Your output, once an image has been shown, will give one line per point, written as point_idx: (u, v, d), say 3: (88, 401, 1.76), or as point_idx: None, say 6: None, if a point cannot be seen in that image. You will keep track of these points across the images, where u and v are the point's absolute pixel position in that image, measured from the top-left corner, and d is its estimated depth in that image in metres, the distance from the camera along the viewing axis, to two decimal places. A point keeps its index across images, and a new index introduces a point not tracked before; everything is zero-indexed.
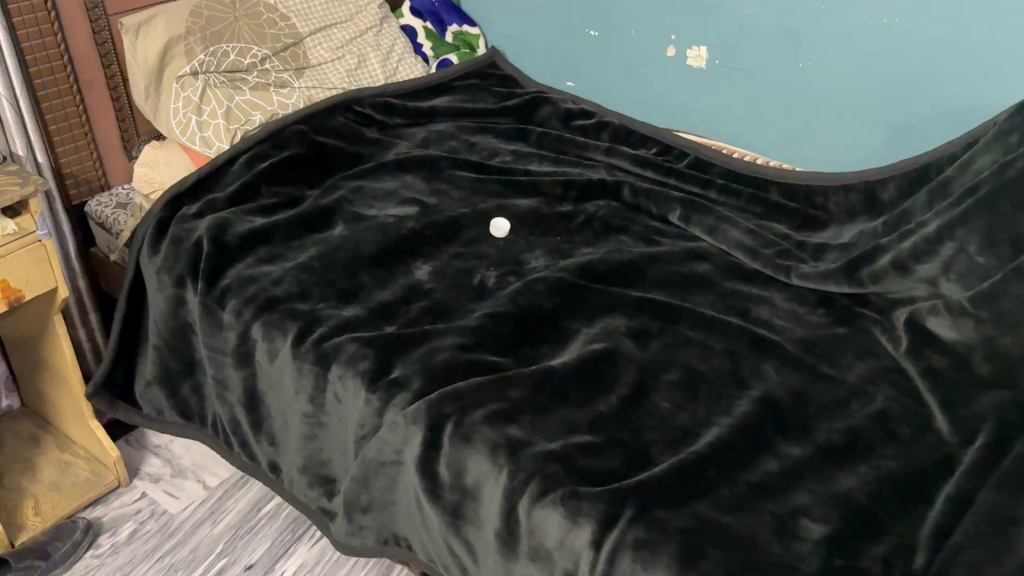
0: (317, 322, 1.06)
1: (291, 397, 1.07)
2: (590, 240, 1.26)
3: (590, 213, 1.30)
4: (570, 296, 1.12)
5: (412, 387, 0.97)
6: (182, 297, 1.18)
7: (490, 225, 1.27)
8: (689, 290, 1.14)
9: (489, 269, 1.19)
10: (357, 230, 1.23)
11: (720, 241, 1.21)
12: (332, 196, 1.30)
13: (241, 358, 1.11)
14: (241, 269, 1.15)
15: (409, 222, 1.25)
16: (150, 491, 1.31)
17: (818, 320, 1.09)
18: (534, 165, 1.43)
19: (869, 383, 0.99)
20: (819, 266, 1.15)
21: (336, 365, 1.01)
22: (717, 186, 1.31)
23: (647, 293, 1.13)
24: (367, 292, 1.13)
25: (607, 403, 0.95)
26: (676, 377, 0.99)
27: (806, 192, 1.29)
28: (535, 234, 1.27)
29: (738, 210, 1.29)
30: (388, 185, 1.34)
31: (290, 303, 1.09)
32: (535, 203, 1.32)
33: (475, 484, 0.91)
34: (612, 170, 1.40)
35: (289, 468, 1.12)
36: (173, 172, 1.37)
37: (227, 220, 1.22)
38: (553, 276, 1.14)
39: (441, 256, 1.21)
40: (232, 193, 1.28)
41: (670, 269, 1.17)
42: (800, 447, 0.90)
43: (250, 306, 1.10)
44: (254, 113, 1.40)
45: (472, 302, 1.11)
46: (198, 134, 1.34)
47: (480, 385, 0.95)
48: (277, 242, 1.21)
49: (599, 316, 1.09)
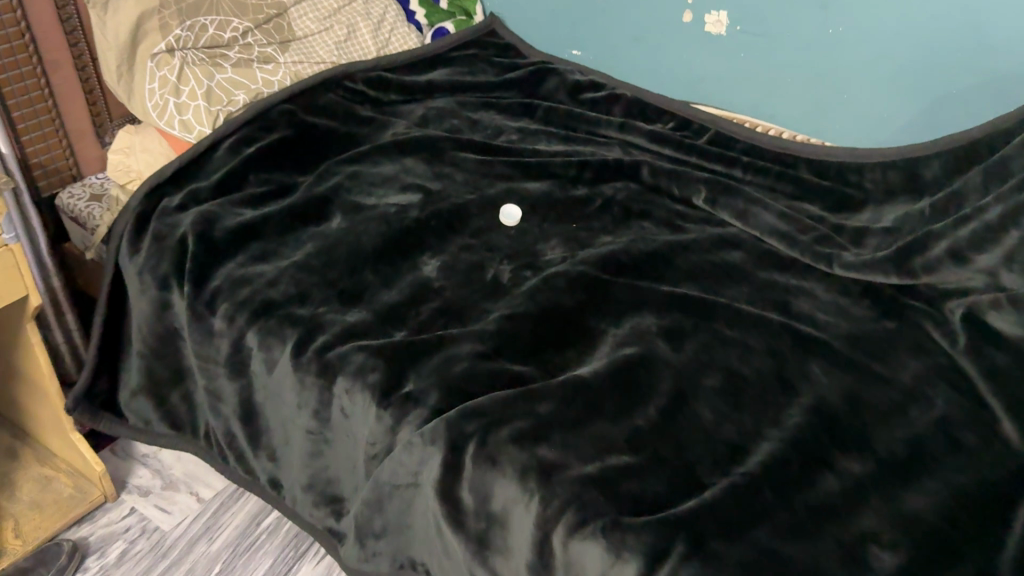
0: (319, 329, 0.97)
1: (292, 412, 0.98)
2: (609, 226, 1.16)
3: (607, 196, 1.20)
4: (594, 293, 1.02)
5: (428, 402, 0.88)
6: (168, 301, 1.08)
7: (500, 212, 1.17)
8: (722, 283, 1.05)
9: (502, 263, 1.09)
10: (356, 222, 1.13)
11: (751, 226, 1.12)
12: (327, 184, 1.20)
13: (236, 367, 1.02)
14: (231, 269, 1.05)
15: (413, 212, 1.15)
16: (140, 506, 1.22)
17: (864, 314, 1.00)
18: (542, 144, 1.32)
19: (925, 384, 0.91)
20: (862, 254, 1.06)
21: (343, 377, 0.92)
22: (742, 163, 1.22)
23: (677, 287, 1.04)
24: (373, 292, 1.03)
25: (645, 416, 0.86)
26: (718, 384, 0.90)
27: (839, 169, 1.20)
28: (549, 222, 1.17)
29: (766, 189, 1.20)
30: (386, 171, 1.24)
31: (287, 307, 0.99)
32: (547, 186, 1.22)
33: (503, 511, 0.82)
34: (626, 148, 1.30)
35: (292, 486, 1.03)
36: (151, 160, 1.25)
37: (213, 214, 1.11)
38: (573, 271, 1.05)
39: (449, 248, 1.11)
40: (217, 182, 1.18)
41: (699, 259, 1.08)
42: (860, 463, 0.82)
43: (244, 311, 1.00)
44: (236, 93, 1.28)
45: (487, 301, 1.02)
46: (177, 118, 1.22)
47: (504, 399, 0.86)
48: (270, 237, 1.10)
49: (627, 313, 1.00)
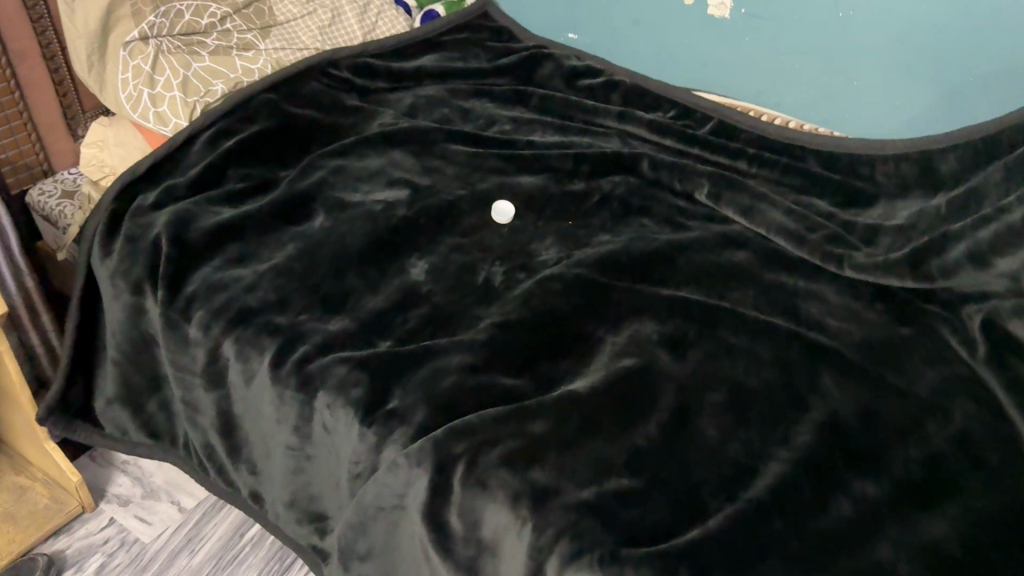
0: (299, 339, 0.91)
1: (272, 426, 0.92)
2: (607, 223, 1.10)
3: (605, 190, 1.14)
4: (591, 297, 0.97)
5: (414, 420, 0.82)
6: (142, 307, 1.03)
7: (492, 209, 1.11)
8: (726, 285, 0.99)
9: (494, 264, 1.03)
10: (340, 221, 1.07)
11: (757, 224, 1.06)
12: (310, 179, 1.14)
13: (213, 378, 0.96)
14: (207, 273, 0.99)
15: (400, 210, 1.09)
16: (119, 517, 1.17)
17: (877, 319, 0.95)
18: (537, 135, 1.26)
19: (942, 396, 0.86)
20: (874, 255, 1.01)
21: (324, 392, 0.87)
22: (749, 155, 1.16)
23: (679, 291, 0.98)
24: (356, 297, 0.97)
25: (645, 434, 0.81)
26: (722, 398, 0.85)
27: (849, 161, 1.14)
28: (544, 219, 1.11)
29: (772, 182, 1.14)
30: (372, 164, 1.17)
31: (266, 315, 0.94)
32: (542, 181, 1.16)
33: (493, 538, 0.77)
34: (625, 138, 1.24)
35: (274, 501, 0.98)
36: (125, 155, 1.19)
37: (189, 213, 1.06)
38: (569, 274, 0.99)
39: (438, 248, 1.05)
40: (194, 178, 1.12)
41: (702, 259, 1.02)
42: (875, 485, 0.77)
43: (220, 319, 0.95)
44: (214, 82, 1.21)
45: (478, 307, 0.96)
46: (151, 110, 1.16)
47: (495, 417, 0.80)
48: (248, 238, 1.04)
49: (626, 319, 0.94)
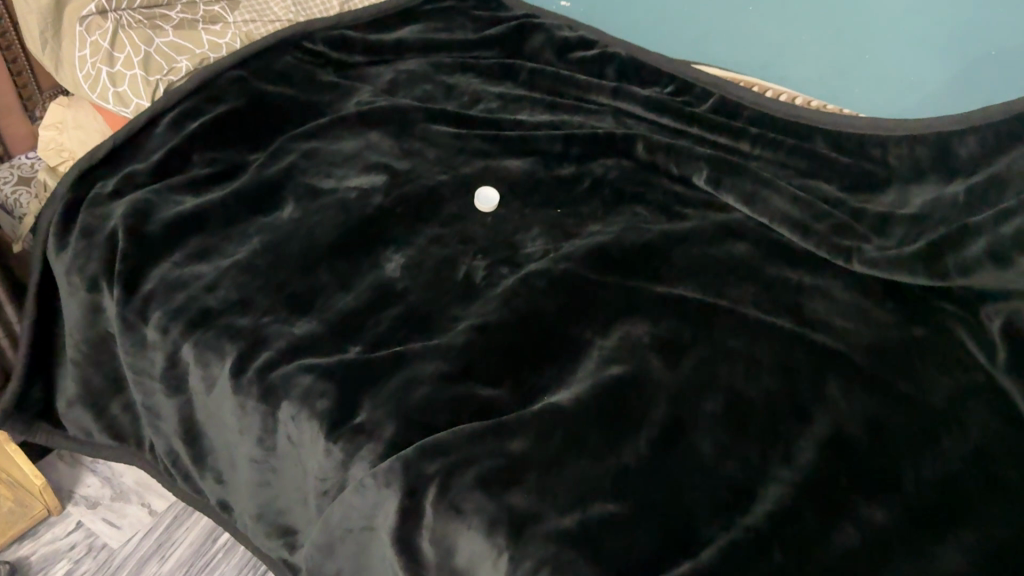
0: (262, 343, 0.85)
1: (235, 436, 0.86)
2: (598, 211, 1.02)
3: (597, 175, 1.07)
4: (578, 296, 0.89)
5: (383, 435, 0.76)
6: (99, 305, 0.96)
7: (475, 196, 1.04)
8: (725, 281, 0.92)
9: (475, 258, 0.96)
10: (311, 211, 0.99)
11: (759, 212, 0.99)
12: (279, 164, 1.06)
13: (173, 384, 0.90)
14: (166, 270, 0.92)
15: (375, 198, 1.02)
16: (87, 520, 1.11)
17: (887, 318, 0.88)
18: (525, 114, 1.18)
19: (958, 408, 0.79)
20: (885, 248, 0.93)
21: (288, 403, 0.81)
22: (751, 134, 1.09)
23: (674, 287, 0.91)
24: (325, 296, 0.90)
25: (635, 452, 0.74)
26: (719, 409, 0.78)
27: (858, 142, 1.06)
28: (530, 207, 1.03)
29: (776, 165, 1.06)
30: (348, 147, 1.10)
31: (227, 317, 0.87)
32: (529, 164, 1.08)
33: (468, 566, 0.70)
34: (619, 117, 1.16)
35: (241, 511, 0.92)
36: (85, 138, 1.12)
37: (148, 203, 0.99)
38: (556, 269, 0.92)
39: (416, 240, 0.98)
40: (156, 163, 1.04)
41: (698, 252, 0.95)
42: (884, 510, 0.70)
43: (179, 321, 0.88)
44: (179, 59, 1.12)
45: (456, 306, 0.89)
46: (111, 90, 1.08)
47: (471, 434, 0.73)
48: (212, 230, 0.97)
49: (616, 319, 0.87)
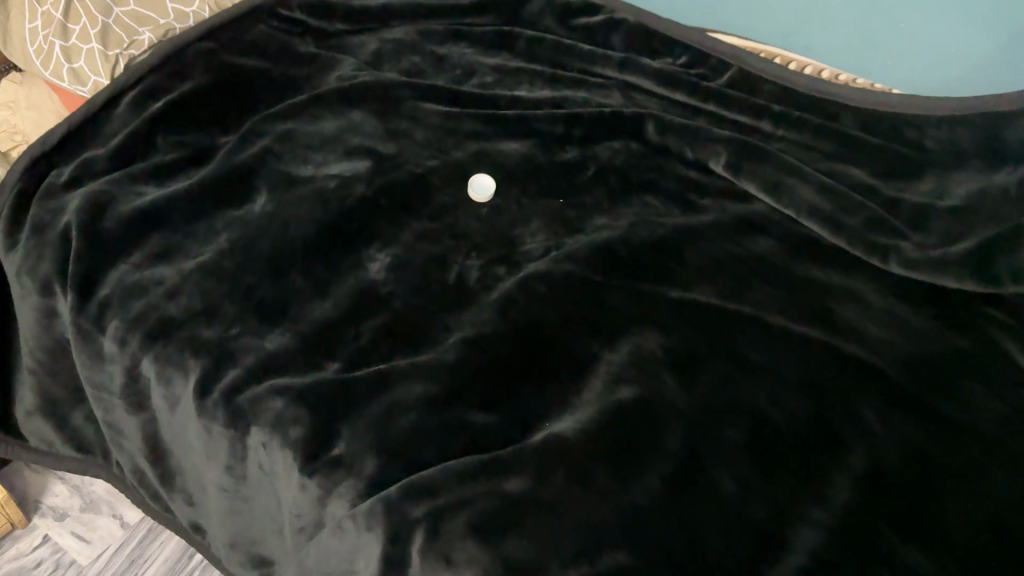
0: (229, 360, 0.76)
1: (203, 461, 0.78)
2: (604, 201, 0.93)
3: (602, 160, 0.97)
4: (583, 302, 0.80)
5: (362, 471, 0.67)
6: (54, 309, 0.87)
7: (469, 184, 0.94)
8: (747, 283, 0.83)
9: (468, 257, 0.87)
10: (285, 203, 0.90)
11: (783, 204, 0.89)
12: (252, 150, 0.96)
13: (135, 400, 0.81)
14: (124, 272, 0.83)
15: (358, 188, 0.92)
16: (54, 534, 1.03)
17: (927, 327, 0.79)
18: (523, 89, 1.08)
19: (1009, 435, 0.71)
20: (924, 246, 0.84)
21: (258, 429, 0.72)
22: (774, 113, 0.99)
23: (689, 291, 0.82)
24: (300, 304, 0.81)
25: (648, 489, 0.65)
26: (741, 436, 0.69)
27: (892, 123, 0.96)
28: (529, 197, 0.94)
29: (799, 148, 0.97)
30: (327, 129, 1.00)
31: (191, 329, 0.78)
32: (528, 148, 0.98)
33: None
34: (626, 92, 1.07)
35: (214, 537, 0.84)
36: (39, 119, 1.02)
37: (105, 195, 0.89)
38: (557, 272, 0.83)
39: (403, 236, 0.88)
40: (115, 148, 0.95)
41: (716, 249, 0.86)
42: (930, 559, 0.62)
43: (137, 333, 0.79)
44: (141, 30, 1.02)
45: (447, 315, 0.80)
46: (65, 66, 0.98)
47: (461, 471, 0.64)
48: (176, 226, 0.87)
49: (625, 330, 0.78)
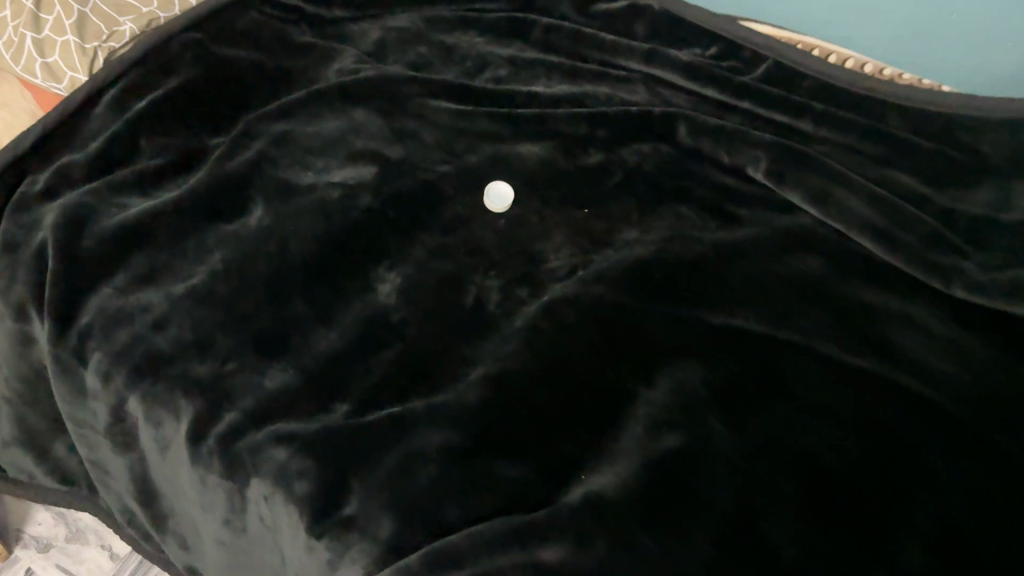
0: (225, 401, 0.68)
1: (198, 511, 0.70)
2: (633, 211, 0.85)
3: (629, 165, 0.89)
4: (615, 330, 0.73)
5: (377, 534, 0.60)
6: (30, 336, 0.79)
7: (485, 193, 0.86)
8: (794, 308, 0.75)
9: (486, 277, 0.79)
10: (284, 216, 0.81)
11: (831, 216, 0.82)
12: (245, 154, 0.87)
13: (121, 440, 0.74)
14: (107, 298, 0.75)
15: (363, 199, 0.84)
16: (37, 567, 0.96)
17: (993, 358, 0.72)
18: (540, 84, 0.99)
19: None
20: (986, 267, 0.77)
21: (260, 481, 0.65)
22: (815, 112, 0.91)
23: (732, 316, 0.74)
24: (303, 334, 0.73)
25: (699, 554, 0.58)
26: (797, 490, 0.63)
27: (945, 125, 0.89)
28: (550, 207, 0.86)
29: (843, 150, 0.89)
30: (328, 130, 0.91)
31: (182, 364, 0.70)
32: (547, 151, 0.90)
33: None
34: (652, 86, 0.98)
35: None
36: (10, 120, 0.93)
37: (85, 207, 0.81)
38: (586, 296, 0.75)
39: (413, 253, 0.80)
40: (94, 153, 0.86)
41: (759, 267, 0.78)
42: None
43: (122, 369, 0.71)
44: (121, 20, 0.92)
45: (466, 345, 0.73)
46: (38, 61, 0.89)
47: (491, 538, 0.57)
48: (163, 243, 0.79)
49: (663, 362, 0.71)
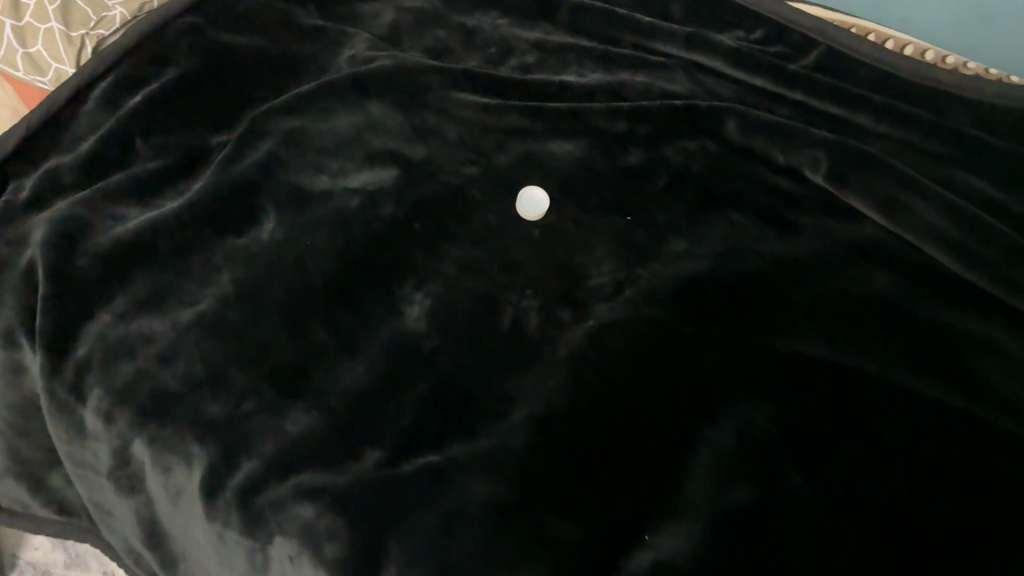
0: (243, 448, 0.61)
1: (215, 565, 0.64)
2: (680, 219, 0.78)
3: (674, 166, 0.82)
4: (671, 360, 0.66)
5: None
6: (21, 364, 0.70)
7: (518, 199, 0.79)
8: (864, 332, 0.69)
9: (524, 295, 0.72)
10: (299, 229, 0.74)
11: (898, 226, 0.75)
12: (253, 156, 0.79)
13: (125, 484, 0.67)
14: (105, 325, 0.67)
15: (385, 208, 0.76)
16: None
17: None
18: (570, 72, 0.91)
19: None
20: None
21: (285, 541, 0.58)
22: (874, 104, 0.83)
23: (799, 343, 0.68)
24: (326, 366, 0.66)
25: None
26: (881, 548, 0.57)
27: (1013, 122, 0.83)
28: (590, 214, 0.78)
29: (907, 149, 0.81)
30: (341, 126, 0.83)
31: (193, 404, 0.63)
32: (583, 150, 0.82)
33: None
34: (693, 74, 0.90)
35: None
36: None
37: (78, 220, 0.73)
38: (638, 321, 0.69)
39: (443, 269, 0.73)
40: (86, 156, 0.78)
41: (824, 285, 0.72)
42: None
43: (126, 409, 0.64)
44: (110, 6, 0.85)
45: (507, 377, 0.66)
46: (19, 52, 0.81)
47: None
48: (165, 261, 0.71)
49: (726, 399, 0.64)
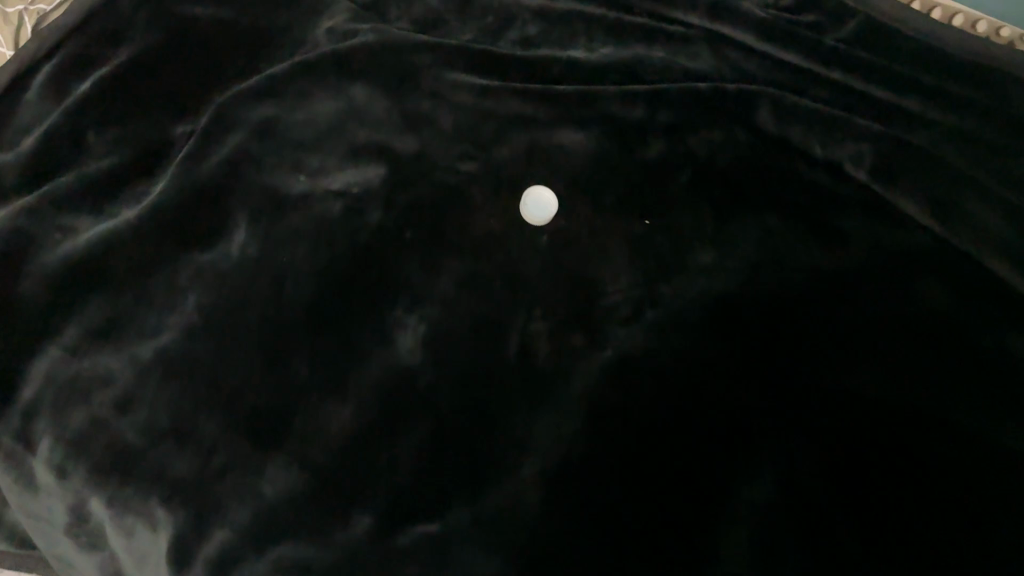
0: (215, 515, 0.53)
1: None
2: (705, 224, 0.69)
3: (697, 161, 0.72)
4: (702, 399, 0.59)
5: None
6: None
7: (523, 202, 0.70)
8: (916, 360, 0.61)
9: (530, 318, 0.63)
10: (276, 246, 0.65)
11: (953, 230, 0.66)
12: (221, 152, 0.69)
13: None
14: (55, 363, 0.59)
15: (372, 217, 0.67)
16: None
17: None
18: (580, 46, 0.80)
19: None
20: None
21: None
22: (925, 89, 0.74)
23: (843, 376, 0.60)
24: (308, 411, 0.57)
25: None
26: None
27: None
28: (603, 219, 0.69)
29: (962, 138, 0.72)
30: (321, 115, 0.73)
31: (157, 460, 0.55)
32: (596, 143, 0.73)
33: None
34: (719, 47, 0.79)
35: None
36: None
37: (22, 237, 0.63)
38: (661, 354, 0.61)
39: (439, 288, 0.64)
40: (31, 157, 0.68)
41: (869, 304, 0.64)
42: None
43: (80, 465, 0.55)
44: None
45: (514, 421, 0.58)
46: None
47: None
48: (123, 283, 0.62)
49: (763, 446, 0.57)
